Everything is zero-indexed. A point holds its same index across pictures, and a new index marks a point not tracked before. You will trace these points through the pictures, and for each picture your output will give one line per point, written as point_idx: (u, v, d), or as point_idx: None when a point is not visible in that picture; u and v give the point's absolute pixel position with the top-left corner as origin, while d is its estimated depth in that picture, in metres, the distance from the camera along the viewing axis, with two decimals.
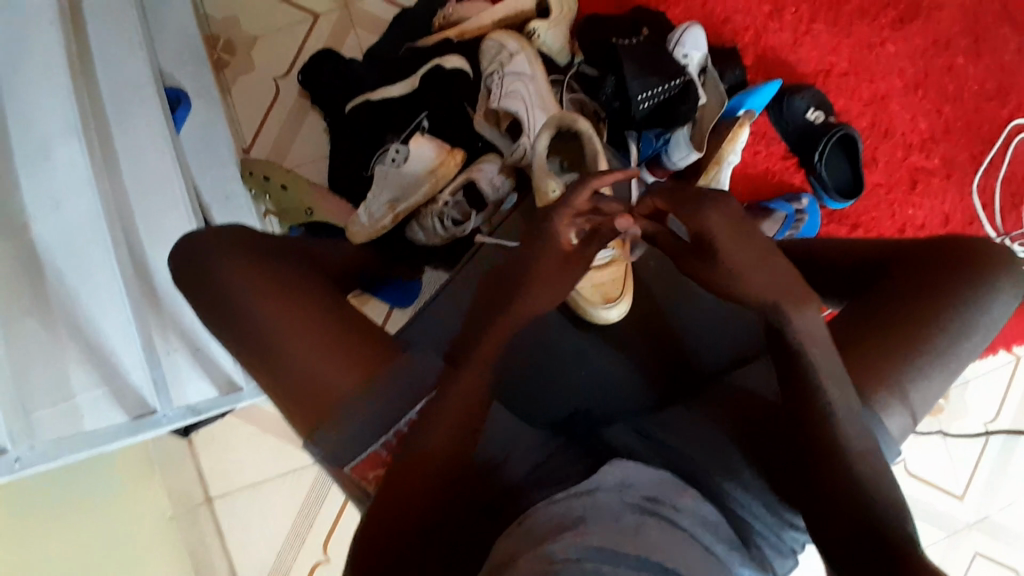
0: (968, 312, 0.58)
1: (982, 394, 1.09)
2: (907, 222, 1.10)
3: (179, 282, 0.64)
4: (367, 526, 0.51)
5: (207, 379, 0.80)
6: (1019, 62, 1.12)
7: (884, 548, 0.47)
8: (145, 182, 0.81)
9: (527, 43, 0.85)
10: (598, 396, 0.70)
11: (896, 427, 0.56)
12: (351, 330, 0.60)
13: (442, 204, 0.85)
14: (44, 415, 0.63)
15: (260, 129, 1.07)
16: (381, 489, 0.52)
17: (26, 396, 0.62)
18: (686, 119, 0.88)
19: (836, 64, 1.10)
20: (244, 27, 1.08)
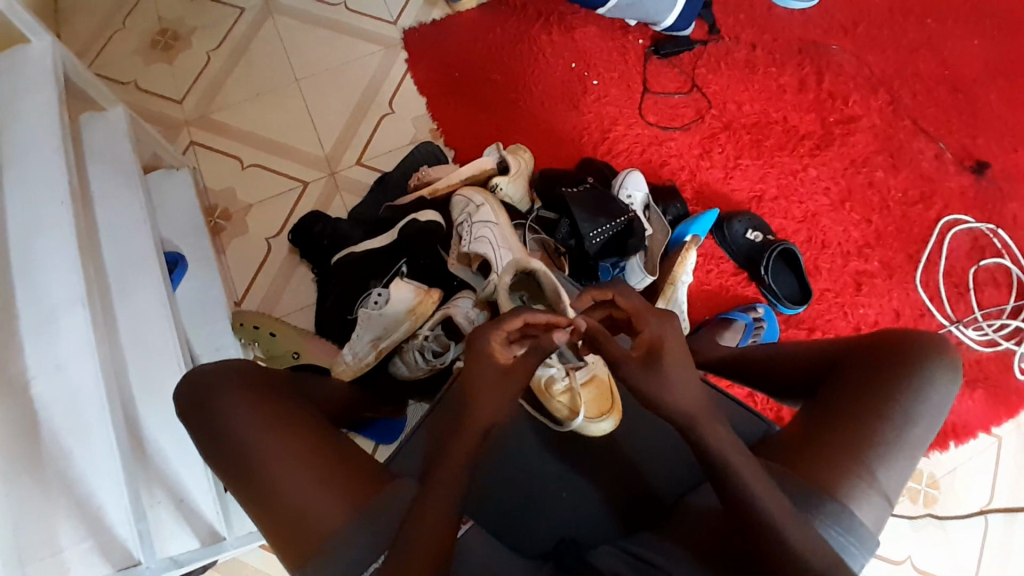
0: (910, 399, 0.63)
1: (973, 480, 1.10)
2: (861, 321, 1.18)
3: (181, 416, 0.67)
4: None
5: (191, 532, 0.79)
6: (938, 166, 1.27)
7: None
8: (144, 345, 0.86)
9: (491, 196, 0.97)
10: (588, 515, 0.70)
11: (866, 518, 0.59)
12: (339, 458, 0.62)
13: (422, 339, 0.90)
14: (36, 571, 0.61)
15: (253, 282, 1.16)
16: None
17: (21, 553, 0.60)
18: (637, 249, 0.98)
19: (768, 189, 1.26)
20: (241, 197, 1.21)
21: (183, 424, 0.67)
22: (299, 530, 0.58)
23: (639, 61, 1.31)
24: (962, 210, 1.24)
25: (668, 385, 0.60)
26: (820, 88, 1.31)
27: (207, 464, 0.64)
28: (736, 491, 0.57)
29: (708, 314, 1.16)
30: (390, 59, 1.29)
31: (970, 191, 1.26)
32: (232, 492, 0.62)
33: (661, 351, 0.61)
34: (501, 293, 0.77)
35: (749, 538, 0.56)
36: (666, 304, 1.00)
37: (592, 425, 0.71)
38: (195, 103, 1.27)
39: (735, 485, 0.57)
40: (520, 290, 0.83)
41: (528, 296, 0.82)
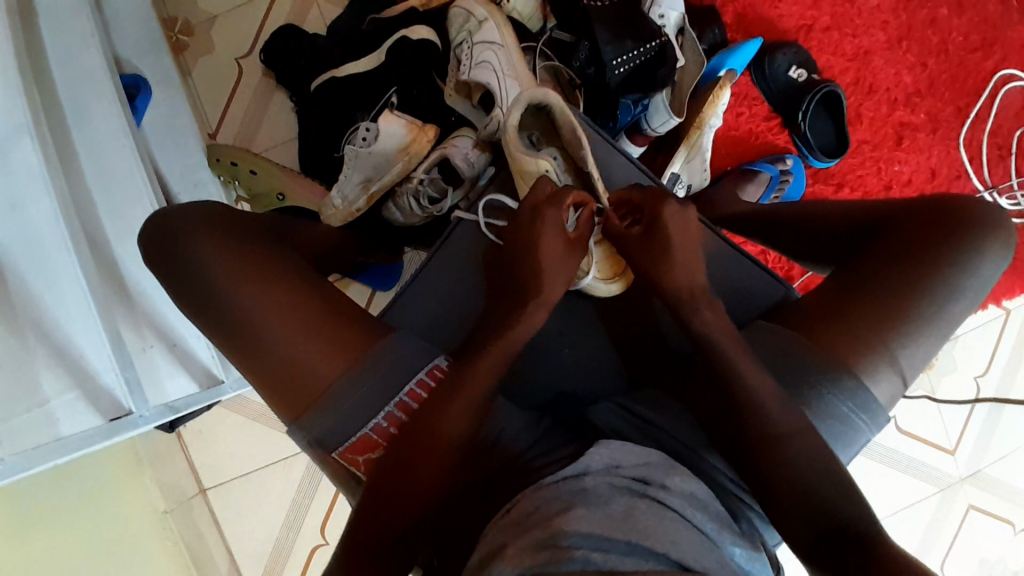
0: (955, 273, 0.57)
1: (971, 349, 1.09)
2: (892, 180, 1.08)
3: (150, 260, 0.60)
4: (355, 522, 0.52)
5: (188, 375, 0.78)
6: (1003, 12, 1.08)
7: (852, 546, 0.48)
8: (111, 181, 0.78)
9: (496, 10, 0.81)
10: (587, 372, 0.69)
11: (880, 394, 0.56)
12: (332, 309, 0.58)
13: (416, 183, 0.81)
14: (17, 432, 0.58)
15: (226, 112, 1.03)
16: (373, 485, 0.52)
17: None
18: (665, 84, 0.84)
19: (819, 18, 1.07)
20: (201, 5, 1.03)
21: (151, 268, 0.61)
22: (289, 378, 0.56)
23: None
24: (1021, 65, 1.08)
25: (672, 251, 0.62)
26: None
27: (184, 311, 0.60)
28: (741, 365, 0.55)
29: (730, 164, 1.05)
30: None
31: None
32: (212, 339, 0.59)
33: (659, 216, 0.62)
34: (510, 130, 0.66)
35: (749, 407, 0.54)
36: (689, 152, 0.91)
37: (604, 283, 0.68)
38: None
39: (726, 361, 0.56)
40: (528, 131, 0.72)
41: (540, 140, 0.72)
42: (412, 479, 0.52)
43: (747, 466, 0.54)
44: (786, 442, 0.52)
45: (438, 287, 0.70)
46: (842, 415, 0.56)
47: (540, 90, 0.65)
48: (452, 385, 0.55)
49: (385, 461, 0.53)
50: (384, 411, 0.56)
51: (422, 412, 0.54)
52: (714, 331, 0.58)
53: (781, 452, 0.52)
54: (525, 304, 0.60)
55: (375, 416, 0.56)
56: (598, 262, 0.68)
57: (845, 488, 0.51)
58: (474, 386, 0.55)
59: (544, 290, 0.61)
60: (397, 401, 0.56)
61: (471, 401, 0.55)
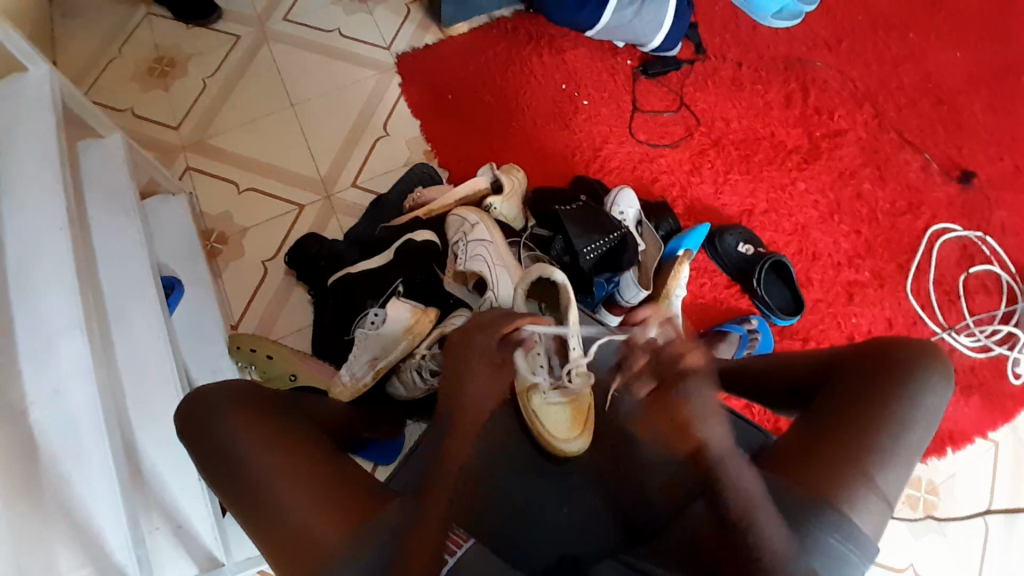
0: (903, 403, 0.63)
1: (974, 487, 1.10)
2: (854, 330, 1.19)
3: (181, 438, 0.67)
4: None
5: (189, 558, 0.78)
6: (924, 176, 1.30)
7: None
8: (142, 369, 0.86)
9: (485, 215, 0.98)
10: (587, 529, 0.71)
11: (867, 526, 0.59)
12: (337, 472, 0.63)
13: (419, 357, 0.91)
14: None
15: (249, 305, 1.16)
16: None
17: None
18: (630, 264, 0.99)
19: (757, 202, 1.28)
20: (237, 219, 1.22)
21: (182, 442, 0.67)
22: (299, 539, 0.58)
23: (627, 78, 1.35)
24: (950, 219, 1.27)
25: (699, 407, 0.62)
26: (805, 101, 1.34)
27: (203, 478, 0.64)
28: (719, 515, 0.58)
29: (702, 328, 1.16)
30: (384, 82, 1.32)
31: (956, 198, 1.28)
32: (227, 507, 0.62)
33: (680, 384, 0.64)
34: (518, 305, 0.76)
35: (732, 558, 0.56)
36: None
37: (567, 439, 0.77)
38: (191, 128, 1.28)
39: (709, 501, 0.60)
40: (537, 298, 0.84)
41: (545, 307, 0.84)
42: None
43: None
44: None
45: None
46: (841, 554, 0.57)
47: (543, 265, 0.77)
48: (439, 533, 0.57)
49: None
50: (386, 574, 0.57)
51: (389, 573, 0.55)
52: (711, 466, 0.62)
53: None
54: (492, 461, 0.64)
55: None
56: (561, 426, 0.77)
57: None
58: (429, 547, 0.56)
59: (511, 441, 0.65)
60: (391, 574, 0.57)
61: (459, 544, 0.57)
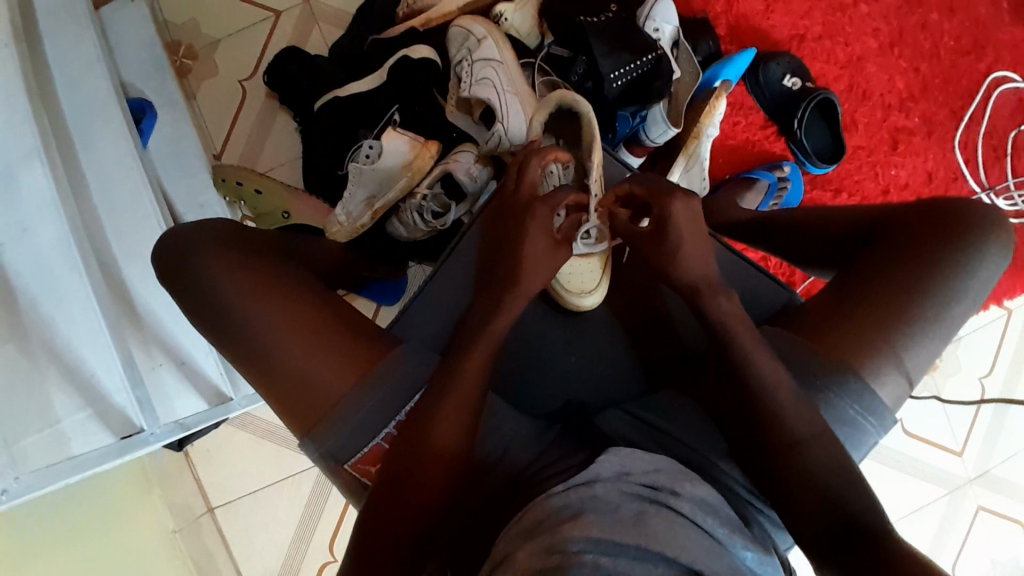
0: (953, 273, 0.57)
1: (976, 351, 1.09)
2: (889, 183, 1.09)
3: (163, 282, 0.61)
4: (359, 537, 0.51)
5: (197, 393, 0.77)
6: (993, 14, 1.10)
7: (865, 543, 0.48)
8: (119, 202, 0.79)
9: (495, 27, 0.83)
10: (594, 380, 0.69)
11: (885, 396, 0.57)
12: (334, 323, 0.59)
13: (420, 198, 0.83)
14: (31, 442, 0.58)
15: (231, 133, 1.05)
16: (378, 490, 0.52)
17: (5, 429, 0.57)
18: (662, 95, 0.87)
19: (811, 26, 1.09)
20: (204, 29, 1.05)
21: (164, 287, 0.61)
22: (310, 398, 0.56)
23: None
24: (1010, 69, 1.10)
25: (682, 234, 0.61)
26: None
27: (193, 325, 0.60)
28: (742, 381, 0.55)
29: (727, 174, 1.06)
30: None
31: None
32: (223, 355, 0.60)
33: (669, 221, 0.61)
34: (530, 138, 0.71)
35: (751, 421, 0.54)
36: (688, 160, 0.91)
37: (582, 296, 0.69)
38: None
39: (733, 361, 0.56)
40: (555, 133, 0.74)
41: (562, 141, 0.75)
42: (427, 490, 0.52)
43: (760, 467, 0.54)
44: (801, 445, 0.52)
45: (452, 299, 0.69)
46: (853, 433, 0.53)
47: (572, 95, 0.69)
48: (437, 389, 0.55)
49: (382, 474, 0.53)
50: (394, 421, 0.57)
51: (416, 421, 0.54)
52: (730, 320, 0.58)
53: (800, 451, 0.52)
54: (497, 311, 0.60)
55: (385, 427, 0.57)
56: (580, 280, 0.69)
57: (857, 483, 0.51)
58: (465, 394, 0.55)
59: (523, 284, 0.61)
60: (396, 423, 0.57)
61: (466, 394, 0.55)
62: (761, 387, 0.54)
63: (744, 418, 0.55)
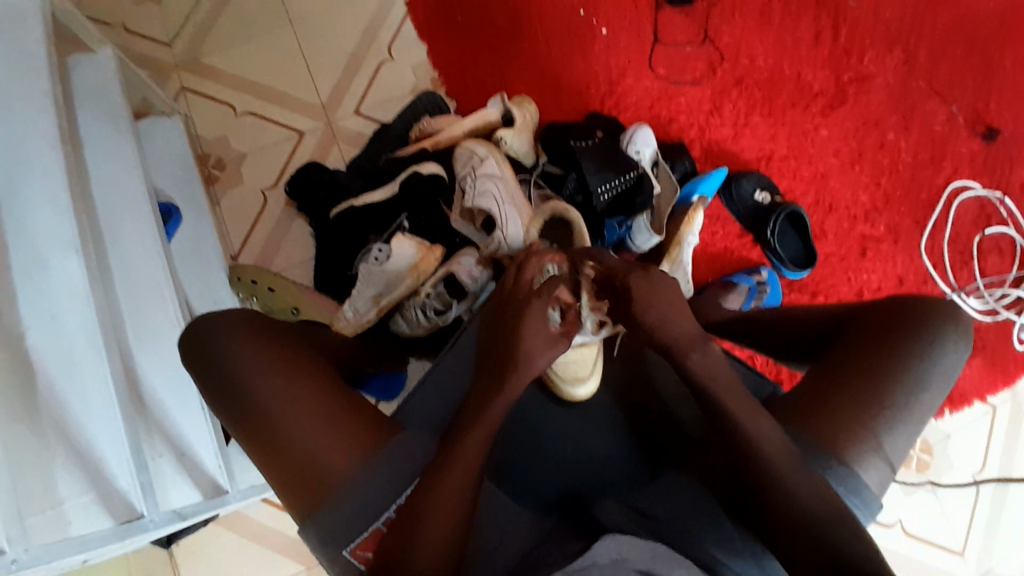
0: (920, 362, 0.62)
1: (967, 448, 1.11)
2: (863, 286, 1.17)
3: (187, 365, 0.65)
4: None
5: (194, 484, 0.77)
6: (950, 129, 1.23)
7: None
8: (143, 297, 0.84)
9: (496, 150, 0.94)
10: (589, 471, 0.72)
11: (870, 481, 0.59)
12: (345, 406, 0.62)
13: (423, 296, 0.89)
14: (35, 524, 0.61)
15: (250, 235, 1.13)
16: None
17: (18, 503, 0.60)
18: (644, 208, 0.98)
19: (777, 148, 1.22)
20: (234, 145, 1.17)
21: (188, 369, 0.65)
22: (312, 469, 0.58)
23: (650, 7, 1.25)
24: (971, 175, 1.22)
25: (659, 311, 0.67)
26: (837, 43, 1.25)
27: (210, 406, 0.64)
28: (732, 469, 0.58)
29: (711, 277, 1.14)
30: (388, 0, 1.22)
31: (979, 155, 1.23)
32: (235, 435, 0.62)
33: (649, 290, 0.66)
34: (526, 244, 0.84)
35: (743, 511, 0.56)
36: (672, 266, 0.97)
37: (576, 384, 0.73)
38: (183, 45, 1.19)
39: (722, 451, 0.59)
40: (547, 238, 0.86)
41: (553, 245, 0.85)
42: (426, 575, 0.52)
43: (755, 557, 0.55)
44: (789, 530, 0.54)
45: (453, 386, 0.73)
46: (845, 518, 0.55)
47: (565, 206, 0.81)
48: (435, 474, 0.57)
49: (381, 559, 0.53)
50: (395, 505, 0.58)
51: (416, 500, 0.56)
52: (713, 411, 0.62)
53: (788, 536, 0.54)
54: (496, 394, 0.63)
55: (386, 510, 0.57)
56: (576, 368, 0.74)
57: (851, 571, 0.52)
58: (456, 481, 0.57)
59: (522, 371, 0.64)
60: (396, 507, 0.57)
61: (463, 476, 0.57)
62: (749, 476, 0.56)
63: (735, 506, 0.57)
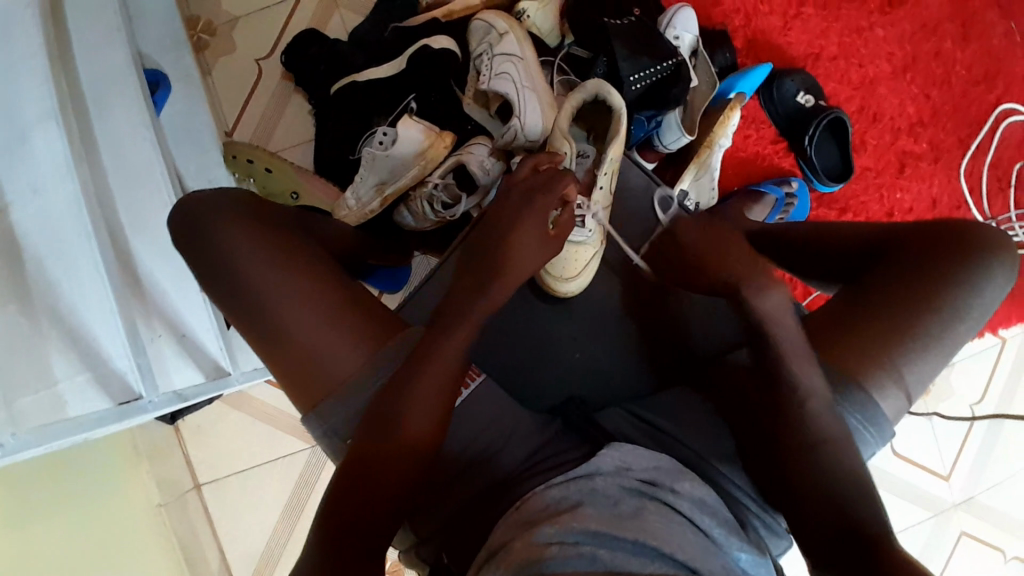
0: (960, 293, 0.58)
1: (968, 379, 1.10)
2: (895, 207, 1.10)
3: (180, 245, 0.61)
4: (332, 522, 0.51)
5: (196, 366, 0.77)
6: (1013, 42, 1.11)
7: (860, 554, 0.48)
8: (128, 171, 0.78)
9: (517, 23, 0.83)
10: (590, 381, 0.71)
11: (887, 409, 0.57)
12: (348, 302, 0.59)
13: (430, 188, 0.82)
14: (32, 403, 0.59)
15: (245, 111, 1.04)
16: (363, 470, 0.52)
17: (4, 387, 0.57)
18: (678, 102, 0.87)
19: (827, 46, 1.10)
20: (225, 5, 1.04)
21: (180, 251, 0.61)
22: (306, 352, 0.57)
23: None
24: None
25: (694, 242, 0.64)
26: None
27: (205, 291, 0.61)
28: None
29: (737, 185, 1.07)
30: None
31: None
32: (231, 321, 0.59)
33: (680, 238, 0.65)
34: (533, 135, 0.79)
35: None
36: (698, 170, 0.93)
37: (564, 285, 0.71)
38: None
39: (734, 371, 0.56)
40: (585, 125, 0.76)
41: (592, 135, 0.76)
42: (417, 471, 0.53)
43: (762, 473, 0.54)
44: (816, 446, 0.52)
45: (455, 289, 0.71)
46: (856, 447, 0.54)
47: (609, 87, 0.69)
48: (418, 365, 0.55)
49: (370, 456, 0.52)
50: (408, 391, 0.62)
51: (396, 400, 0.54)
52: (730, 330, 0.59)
53: (793, 458, 0.53)
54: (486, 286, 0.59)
55: None
56: (566, 268, 0.71)
57: (856, 496, 0.50)
58: (443, 362, 0.55)
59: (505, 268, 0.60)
60: None
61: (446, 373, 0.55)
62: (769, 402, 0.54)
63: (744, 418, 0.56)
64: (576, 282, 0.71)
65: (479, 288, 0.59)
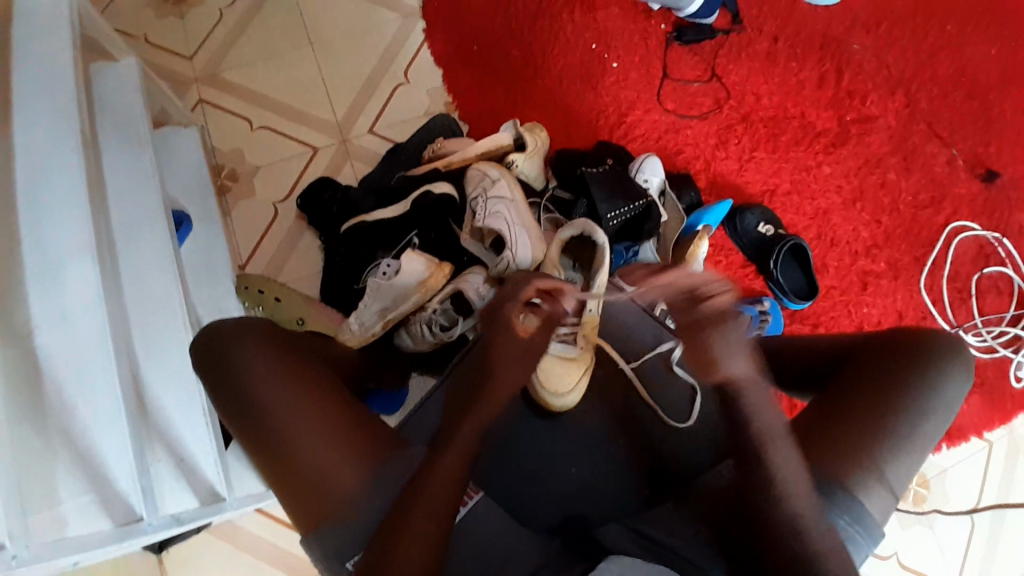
0: (923, 393, 0.62)
1: (963, 485, 1.11)
2: (863, 320, 1.18)
3: (198, 368, 0.66)
4: None
5: (191, 491, 0.76)
6: (950, 171, 1.25)
7: None
8: (146, 302, 0.84)
9: (506, 171, 0.96)
10: (587, 494, 0.72)
11: (874, 509, 0.59)
12: (352, 419, 0.62)
13: (430, 312, 0.89)
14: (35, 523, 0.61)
15: (259, 246, 1.14)
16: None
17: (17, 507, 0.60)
18: (651, 235, 0.99)
19: (781, 183, 1.24)
20: (249, 158, 1.19)
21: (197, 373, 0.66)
22: (311, 471, 0.59)
23: (659, 44, 1.29)
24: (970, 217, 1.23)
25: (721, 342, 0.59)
26: (839, 84, 1.28)
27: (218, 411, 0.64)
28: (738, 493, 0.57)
29: None
30: (406, 27, 1.26)
31: (979, 197, 1.24)
32: (240, 440, 0.62)
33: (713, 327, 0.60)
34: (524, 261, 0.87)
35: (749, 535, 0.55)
36: None
37: (559, 399, 0.75)
38: (205, 60, 1.23)
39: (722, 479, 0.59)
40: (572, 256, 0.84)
41: (577, 263, 0.84)
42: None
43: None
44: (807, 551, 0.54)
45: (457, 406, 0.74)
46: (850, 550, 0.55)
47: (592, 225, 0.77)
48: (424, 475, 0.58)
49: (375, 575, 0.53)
50: None
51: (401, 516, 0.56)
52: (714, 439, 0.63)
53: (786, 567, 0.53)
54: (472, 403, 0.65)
55: None
56: (561, 384, 0.75)
57: None
58: (443, 480, 0.58)
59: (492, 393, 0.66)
60: None
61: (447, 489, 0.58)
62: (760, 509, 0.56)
63: (736, 525, 0.57)
64: (572, 396, 0.75)
65: (472, 404, 0.65)
